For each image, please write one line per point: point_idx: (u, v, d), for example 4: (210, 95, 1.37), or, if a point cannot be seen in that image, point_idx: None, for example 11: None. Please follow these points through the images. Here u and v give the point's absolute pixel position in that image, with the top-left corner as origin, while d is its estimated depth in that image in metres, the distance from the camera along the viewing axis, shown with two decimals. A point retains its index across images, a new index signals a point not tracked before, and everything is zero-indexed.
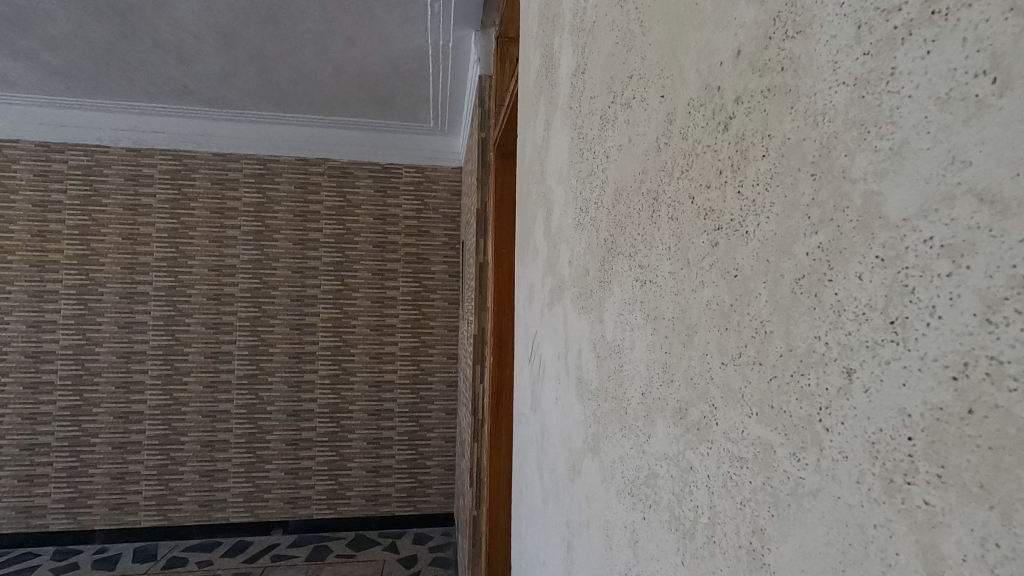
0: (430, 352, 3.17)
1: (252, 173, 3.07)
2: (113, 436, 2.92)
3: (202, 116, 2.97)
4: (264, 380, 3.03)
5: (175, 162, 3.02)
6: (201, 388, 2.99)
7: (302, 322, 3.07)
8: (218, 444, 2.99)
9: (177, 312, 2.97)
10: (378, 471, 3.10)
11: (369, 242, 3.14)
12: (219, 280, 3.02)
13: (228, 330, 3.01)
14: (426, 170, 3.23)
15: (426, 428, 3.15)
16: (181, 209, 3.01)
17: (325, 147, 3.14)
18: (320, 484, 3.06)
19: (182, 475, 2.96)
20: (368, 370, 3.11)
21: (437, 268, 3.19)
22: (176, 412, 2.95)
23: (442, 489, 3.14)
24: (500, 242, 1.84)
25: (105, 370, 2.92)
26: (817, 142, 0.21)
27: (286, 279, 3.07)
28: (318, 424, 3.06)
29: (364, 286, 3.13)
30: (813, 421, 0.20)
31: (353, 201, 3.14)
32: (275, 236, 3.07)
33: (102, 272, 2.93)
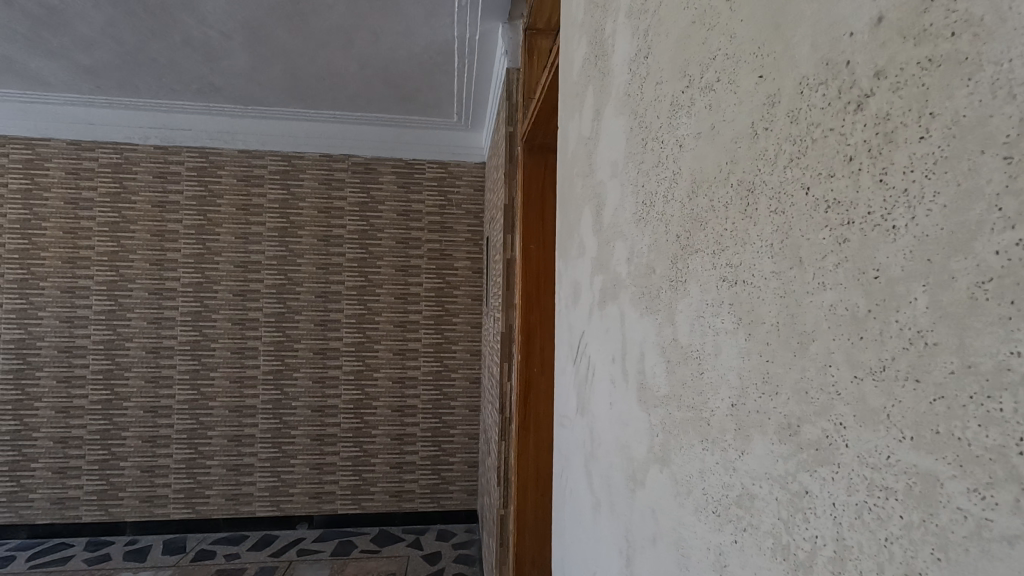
0: (453, 348, 3.16)
1: (277, 169, 3.09)
2: (143, 429, 2.96)
3: (228, 114, 2.98)
4: (289, 376, 3.05)
5: (202, 160, 3.05)
6: (228, 383, 3.02)
7: (327, 318, 3.08)
8: (244, 439, 3.01)
9: (204, 308, 3.00)
10: (401, 467, 3.10)
11: (393, 238, 3.14)
12: (246, 276, 3.04)
13: (254, 326, 3.03)
14: (450, 166, 3.21)
15: (449, 424, 3.14)
16: (207, 206, 3.04)
17: (349, 143, 3.14)
18: (344, 479, 3.07)
19: (210, 468, 3.00)
20: (391, 366, 3.11)
21: (460, 264, 3.17)
22: (204, 407, 2.99)
23: (465, 486, 3.13)
24: (527, 238, 1.81)
25: (135, 365, 2.97)
26: (1010, 118, 0.17)
27: (311, 275, 3.08)
28: (343, 419, 3.08)
29: (388, 282, 3.13)
30: (1006, 454, 0.17)
31: (376, 197, 3.14)
32: (299, 232, 3.08)
33: (131, 268, 2.97)
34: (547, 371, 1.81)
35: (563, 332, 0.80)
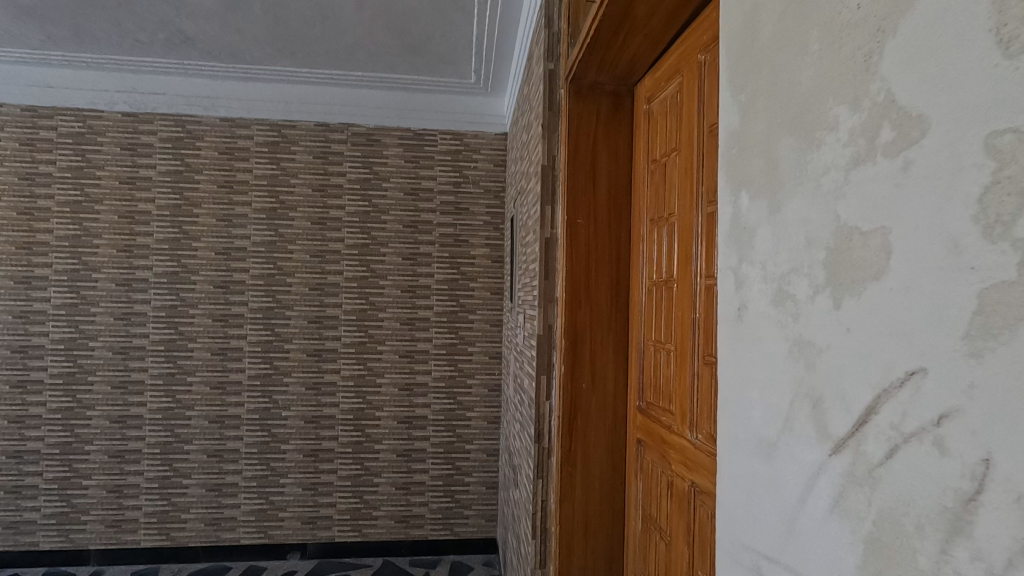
0: (469, 351, 2.70)
1: (264, 140, 2.63)
2: (109, 443, 2.54)
3: (206, 74, 2.54)
4: (278, 382, 2.61)
5: (178, 128, 2.59)
6: (208, 389, 2.58)
7: (322, 314, 2.64)
8: (226, 456, 2.55)
9: (181, 303, 2.57)
10: (409, 488, 2.66)
11: (400, 221, 2.68)
12: (228, 265, 2.60)
13: (238, 322, 2.60)
14: (466, 137, 2.73)
15: (464, 439, 2.69)
16: (183, 183, 2.59)
17: (349, 110, 2.67)
18: (342, 502, 2.63)
19: (187, 489, 2.57)
20: (397, 371, 2.67)
21: (477, 252, 2.71)
22: (180, 417, 2.55)
23: (483, 510, 2.68)
24: (573, 212, 1.36)
25: (100, 368, 2.53)
26: None
27: (303, 264, 2.63)
28: (341, 432, 2.63)
29: (394, 272, 2.67)
30: None
31: (380, 173, 2.68)
32: (291, 214, 2.64)
33: (96, 255, 2.54)
34: (598, 388, 1.36)
35: (768, 350, 0.34)
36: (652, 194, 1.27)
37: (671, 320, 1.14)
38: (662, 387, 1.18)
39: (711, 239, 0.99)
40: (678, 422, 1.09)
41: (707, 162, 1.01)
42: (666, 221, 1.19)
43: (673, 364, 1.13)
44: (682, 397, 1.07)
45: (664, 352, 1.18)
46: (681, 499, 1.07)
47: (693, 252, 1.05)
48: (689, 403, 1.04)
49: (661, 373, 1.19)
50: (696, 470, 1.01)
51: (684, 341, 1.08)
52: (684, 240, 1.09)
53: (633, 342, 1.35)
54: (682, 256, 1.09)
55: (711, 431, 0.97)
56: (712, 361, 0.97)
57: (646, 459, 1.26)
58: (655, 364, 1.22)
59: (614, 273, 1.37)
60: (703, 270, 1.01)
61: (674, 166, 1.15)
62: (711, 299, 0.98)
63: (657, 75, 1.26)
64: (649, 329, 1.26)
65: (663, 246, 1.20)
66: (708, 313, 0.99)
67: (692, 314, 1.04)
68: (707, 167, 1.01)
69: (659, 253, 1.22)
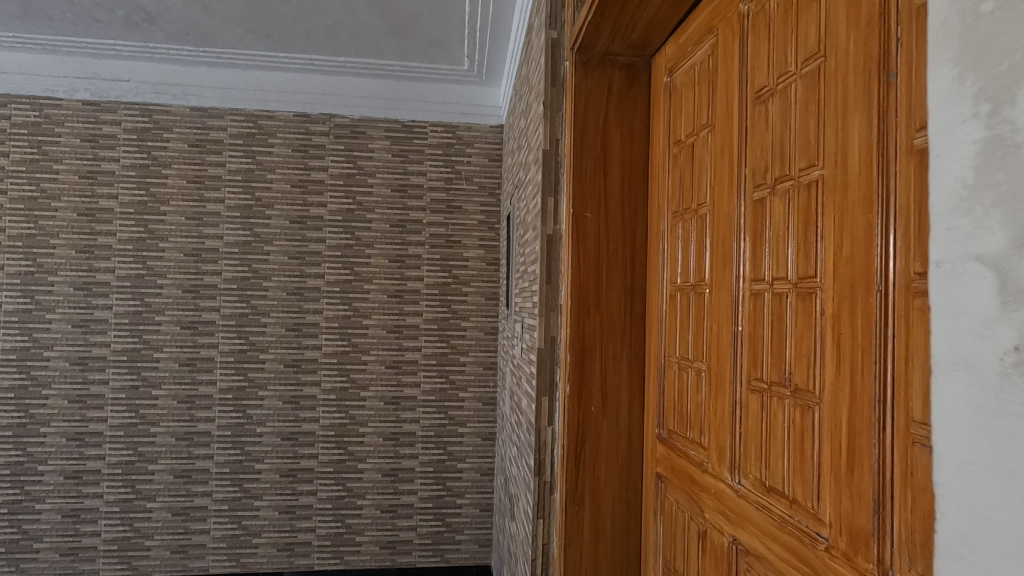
0: (462, 361, 2.48)
1: (239, 132, 2.42)
2: (65, 463, 2.31)
3: (175, 59, 2.32)
4: (253, 395, 2.39)
5: (143, 119, 2.37)
6: (176, 404, 2.36)
7: (301, 321, 2.41)
8: (195, 476, 2.35)
9: (146, 309, 2.35)
10: (395, 511, 2.44)
11: (387, 220, 2.47)
12: (199, 268, 2.38)
13: (209, 330, 2.37)
14: (458, 130, 2.52)
15: (456, 457, 2.47)
16: (150, 177, 2.37)
17: (331, 100, 2.45)
18: (322, 527, 2.40)
19: (151, 513, 2.34)
20: (383, 384, 2.45)
21: (470, 254, 2.50)
22: (144, 434, 2.35)
23: (477, 535, 2.46)
24: (580, 205, 1.16)
25: (56, 381, 2.31)
26: None
27: (281, 266, 2.42)
28: (321, 450, 2.41)
29: (380, 276, 2.46)
30: None
31: (364, 167, 2.46)
32: (268, 212, 2.42)
33: (52, 257, 2.32)
34: (609, 411, 1.16)
35: None
36: (674, 184, 1.07)
37: (702, 334, 0.94)
38: (689, 413, 0.98)
39: (758, 232, 0.78)
40: (713, 459, 0.88)
41: (750, 138, 0.81)
42: (694, 214, 0.98)
43: (703, 387, 0.93)
44: (718, 428, 0.87)
45: (691, 372, 0.97)
46: (717, 556, 0.86)
47: (732, 250, 0.84)
48: (728, 438, 0.84)
49: (688, 397, 0.98)
50: (737, 523, 0.81)
51: (719, 359, 0.87)
52: (719, 234, 0.89)
53: (651, 358, 1.14)
54: (716, 257, 0.89)
55: (758, 476, 0.76)
56: (761, 387, 0.76)
57: (669, 498, 1.05)
58: (679, 386, 1.02)
59: (627, 277, 1.17)
60: (746, 273, 0.81)
61: (704, 147, 0.95)
62: (758, 309, 0.78)
63: (681, 40, 1.05)
64: (672, 344, 1.06)
65: (690, 244, 0.99)
66: (754, 326, 0.79)
67: (732, 328, 0.84)
68: (751, 144, 0.81)
69: (685, 252, 1.01)
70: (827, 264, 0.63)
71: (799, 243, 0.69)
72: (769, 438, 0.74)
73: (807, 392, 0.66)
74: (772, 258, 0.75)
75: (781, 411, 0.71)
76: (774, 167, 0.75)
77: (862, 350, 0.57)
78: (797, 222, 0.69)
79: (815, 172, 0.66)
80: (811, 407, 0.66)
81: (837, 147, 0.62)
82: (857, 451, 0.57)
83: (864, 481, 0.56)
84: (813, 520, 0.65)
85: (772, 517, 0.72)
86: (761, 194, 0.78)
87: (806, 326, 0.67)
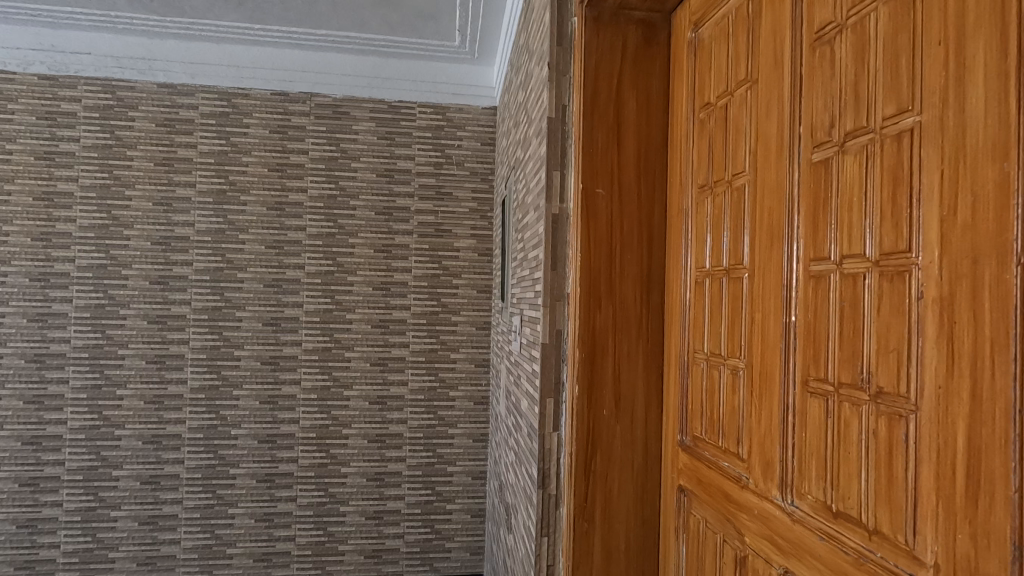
0: (452, 358, 2.33)
1: (211, 111, 2.24)
2: (21, 469, 2.13)
3: (140, 29, 2.14)
4: (227, 395, 2.22)
5: (106, 95, 2.19)
6: (143, 404, 2.18)
7: (279, 315, 2.25)
8: (164, 482, 2.18)
9: (110, 302, 2.17)
10: (381, 518, 2.28)
11: (372, 208, 2.31)
12: (168, 258, 2.21)
13: (179, 325, 2.20)
14: (448, 111, 2.36)
15: (446, 461, 2.32)
16: (113, 159, 2.19)
17: (312, 77, 2.28)
18: (302, 536, 2.24)
19: (116, 522, 2.17)
20: (368, 382, 2.29)
21: (462, 245, 2.35)
22: (108, 437, 2.16)
23: (467, 543, 2.32)
24: (591, 181, 1.02)
25: (10, 379, 2.12)
26: None
27: (258, 256, 2.25)
28: (301, 454, 2.25)
29: (365, 267, 2.30)
30: None
31: (348, 151, 2.30)
32: (244, 198, 2.25)
33: (5, 244, 2.13)
34: (623, 414, 1.02)
35: None
36: (701, 155, 0.93)
37: (740, 326, 0.80)
38: (720, 419, 0.84)
39: (819, 203, 0.65)
40: (755, 474, 0.74)
41: (807, 90, 0.67)
42: (728, 185, 0.84)
43: (741, 389, 0.79)
44: (761, 438, 0.73)
45: (724, 370, 0.84)
46: None
47: (783, 225, 0.71)
48: (776, 450, 0.70)
49: (719, 400, 0.84)
50: (790, 553, 0.67)
51: (764, 356, 0.74)
52: (762, 209, 0.75)
53: (671, 355, 1.00)
54: (759, 235, 0.76)
55: (821, 497, 0.63)
56: (825, 391, 0.62)
57: (694, 515, 0.91)
58: (708, 387, 0.88)
59: (644, 262, 1.03)
60: (802, 254, 0.67)
61: (743, 107, 0.81)
62: (821, 294, 0.64)
63: None
64: (699, 339, 0.92)
65: (723, 222, 0.86)
66: (813, 316, 0.65)
67: (782, 318, 0.70)
68: (810, 95, 0.66)
69: (716, 233, 0.88)
70: (930, 233, 0.49)
71: (882, 210, 0.55)
72: (839, 453, 0.60)
73: (897, 398, 0.53)
74: (841, 232, 0.61)
75: (855, 419, 0.58)
76: (845, 120, 0.61)
77: (989, 345, 0.44)
78: (879, 184, 0.56)
79: (909, 118, 0.52)
80: (904, 417, 0.52)
81: (945, 84, 0.48)
82: (977, 476, 0.44)
83: (994, 517, 0.42)
84: (907, 560, 0.51)
85: (844, 550, 0.59)
86: (824, 154, 0.64)
87: (895, 315, 0.53)
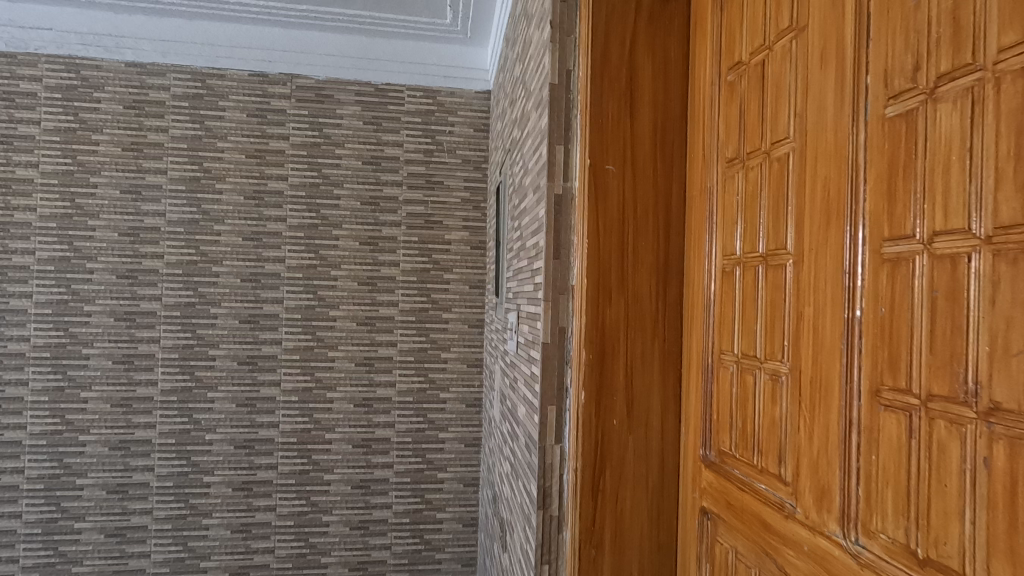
0: (443, 358, 2.19)
1: (184, 92, 2.08)
2: None
3: (105, 3, 1.97)
4: (201, 398, 2.07)
5: (69, 75, 2.02)
6: (109, 408, 2.03)
7: (258, 312, 2.10)
8: (132, 491, 2.03)
9: (73, 298, 2.01)
10: (367, 528, 2.14)
11: (357, 197, 2.16)
12: (137, 251, 2.05)
13: (148, 322, 2.05)
14: (439, 95, 2.21)
15: (436, 467, 2.18)
16: (77, 143, 2.03)
17: (293, 57, 2.13)
18: (282, 548, 2.10)
19: (80, 534, 2.01)
20: (353, 384, 2.15)
21: (453, 237, 2.21)
22: (72, 443, 2.01)
23: (459, 553, 2.18)
24: (600, 156, 0.89)
25: None
26: None
27: (234, 249, 2.10)
28: (281, 460, 2.10)
29: (349, 260, 2.15)
30: None
31: (331, 136, 2.15)
32: (219, 187, 2.09)
33: None
34: (636, 424, 0.89)
35: None
36: (730, 123, 0.80)
37: (782, 322, 0.67)
38: (755, 432, 0.71)
39: (897, 167, 0.51)
40: (804, 502, 0.61)
41: (879, 29, 0.54)
42: (766, 156, 0.71)
43: (784, 398, 0.66)
44: (813, 459, 0.60)
45: (760, 374, 0.71)
46: None
47: (846, 199, 0.57)
48: (834, 475, 0.57)
49: (754, 409, 0.71)
50: None
51: (816, 358, 0.60)
52: (813, 181, 0.62)
53: (692, 357, 0.87)
54: (811, 213, 0.62)
55: (901, 539, 0.49)
56: (908, 404, 0.49)
57: (721, 544, 0.78)
58: (739, 395, 0.75)
59: (660, 250, 0.90)
60: (872, 232, 0.54)
61: (786, 62, 0.68)
62: (899, 283, 0.51)
63: None
64: (727, 339, 0.79)
65: (759, 199, 0.72)
66: (889, 310, 0.52)
67: (843, 312, 0.57)
68: (884, 33, 0.53)
69: (749, 213, 0.75)
70: None
71: (1001, 171, 0.42)
72: (930, 485, 0.47)
73: (1022, 417, 0.39)
74: (930, 202, 0.48)
75: (955, 444, 0.44)
76: (937, 58, 0.48)
77: None
78: (992, 138, 0.43)
79: None
80: None
81: None
82: None
83: None
84: None
85: None
86: (904, 107, 0.51)
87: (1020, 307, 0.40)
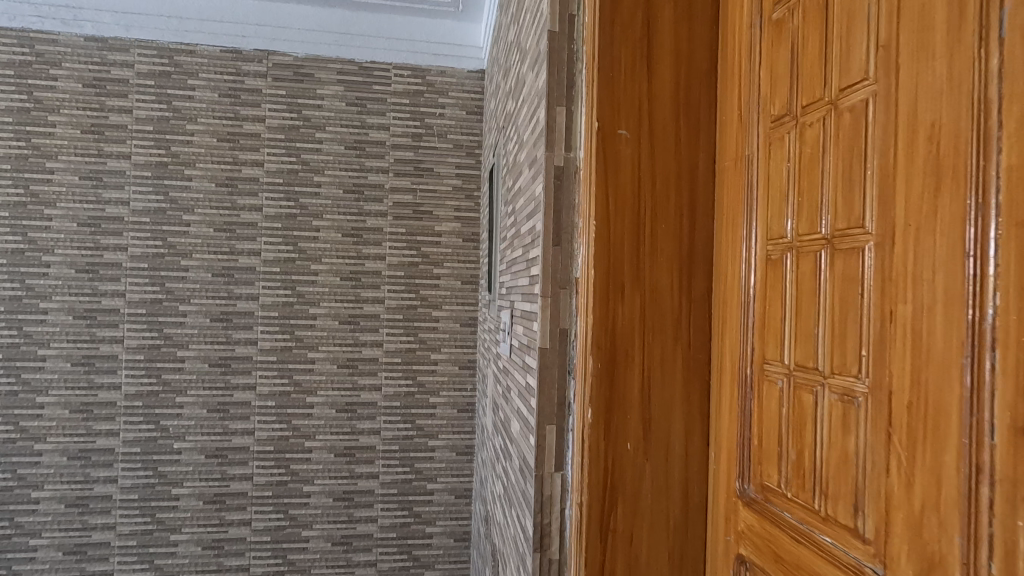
0: (433, 360, 2.02)
1: (149, 70, 1.91)
2: None
3: None
4: (169, 403, 1.90)
5: (23, 50, 1.85)
6: (68, 414, 1.86)
7: (231, 310, 1.93)
8: (93, 505, 1.86)
9: (27, 294, 1.85)
10: (349, 544, 1.97)
11: (340, 185, 1.99)
12: (99, 243, 1.88)
13: (110, 321, 1.88)
14: (428, 74, 2.04)
15: (425, 477, 2.01)
16: (32, 125, 1.86)
17: (269, 32, 1.95)
18: (258, 565, 1.93)
19: (37, 552, 1.86)
20: (335, 388, 1.98)
21: (444, 229, 2.03)
22: (26, 452, 1.84)
23: (450, 570, 2.01)
24: (610, 118, 0.72)
25: None
26: None
27: (205, 241, 1.93)
28: (256, 470, 1.93)
29: (331, 254, 1.99)
30: None
31: (311, 119, 1.98)
32: (189, 173, 1.92)
33: None
34: (654, 449, 0.72)
35: None
36: (776, 73, 0.63)
37: (858, 327, 0.50)
38: (818, 468, 0.54)
39: None
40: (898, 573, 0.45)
41: None
42: (832, 107, 0.55)
43: (863, 427, 0.49)
44: (913, 517, 0.43)
45: (824, 392, 0.54)
46: None
47: (966, 154, 0.41)
48: (949, 544, 0.40)
49: (816, 437, 0.55)
50: None
51: (916, 378, 0.44)
52: (910, 132, 0.45)
53: (726, 366, 0.70)
54: (904, 175, 0.45)
55: None
56: None
57: None
58: (792, 419, 0.58)
59: (683, 235, 0.73)
60: (1016, 197, 0.37)
61: None
62: None
63: None
64: (773, 345, 0.62)
65: (822, 164, 0.56)
66: None
67: (962, 314, 0.40)
68: None
69: (807, 184, 0.58)
70: None
71: None
72: None
73: None
74: None
75: None
76: None
77: None
78: None
79: None
80: None
81: None
82: None
83: None
84: None
85: None
86: None
87: None
